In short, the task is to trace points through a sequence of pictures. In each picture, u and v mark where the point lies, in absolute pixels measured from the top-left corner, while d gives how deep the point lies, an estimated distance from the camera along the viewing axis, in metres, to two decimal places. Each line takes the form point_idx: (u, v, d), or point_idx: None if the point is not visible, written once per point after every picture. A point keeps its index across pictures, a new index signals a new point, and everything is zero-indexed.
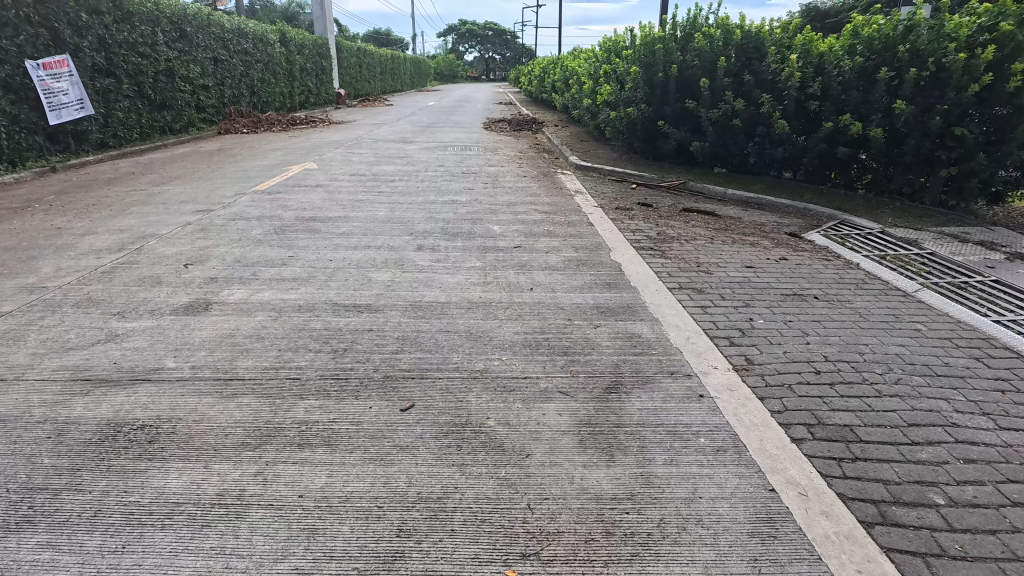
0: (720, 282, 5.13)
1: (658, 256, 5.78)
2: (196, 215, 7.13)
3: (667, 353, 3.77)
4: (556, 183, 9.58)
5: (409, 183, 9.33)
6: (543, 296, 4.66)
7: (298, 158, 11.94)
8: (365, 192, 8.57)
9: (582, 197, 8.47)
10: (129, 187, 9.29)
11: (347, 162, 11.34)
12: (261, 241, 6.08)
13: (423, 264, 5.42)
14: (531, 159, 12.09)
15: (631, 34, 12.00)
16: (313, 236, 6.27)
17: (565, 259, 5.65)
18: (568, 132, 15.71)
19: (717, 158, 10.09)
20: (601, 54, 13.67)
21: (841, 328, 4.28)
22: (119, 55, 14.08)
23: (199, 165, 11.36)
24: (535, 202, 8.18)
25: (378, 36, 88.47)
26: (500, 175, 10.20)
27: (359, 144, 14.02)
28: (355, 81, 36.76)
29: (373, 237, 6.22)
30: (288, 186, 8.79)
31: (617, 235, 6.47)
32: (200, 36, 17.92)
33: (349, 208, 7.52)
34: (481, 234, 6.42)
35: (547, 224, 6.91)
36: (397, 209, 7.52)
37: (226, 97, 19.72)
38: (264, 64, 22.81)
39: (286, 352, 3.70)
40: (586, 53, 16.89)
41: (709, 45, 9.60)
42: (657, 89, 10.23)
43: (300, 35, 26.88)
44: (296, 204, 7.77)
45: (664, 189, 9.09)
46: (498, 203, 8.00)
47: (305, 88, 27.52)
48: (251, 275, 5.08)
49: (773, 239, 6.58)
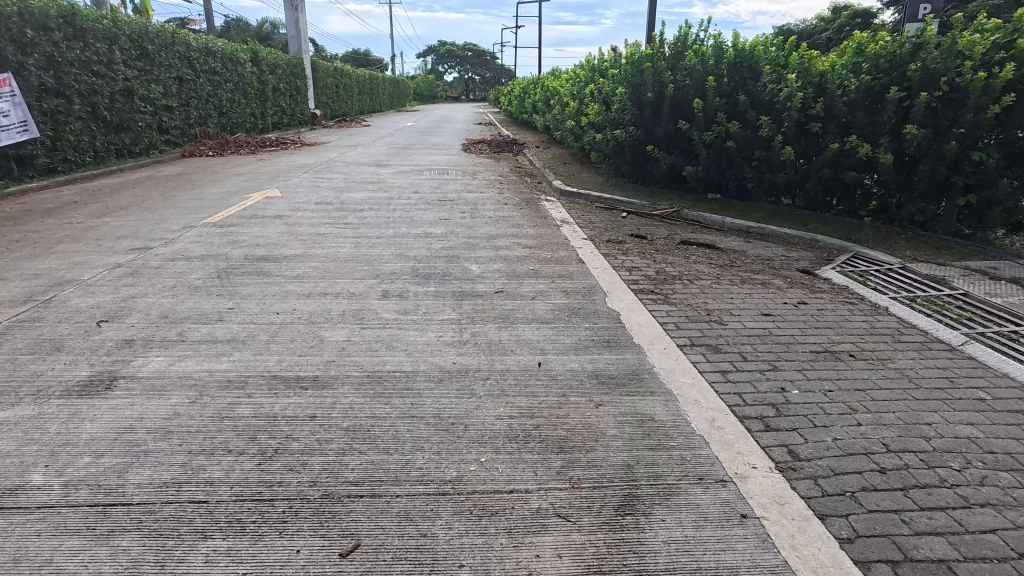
0: (737, 336, 4.37)
1: (661, 303, 5.02)
2: (130, 254, 6.23)
3: (690, 445, 2.98)
4: (540, 212, 8.84)
5: (379, 213, 8.50)
6: (531, 361, 3.86)
7: (260, 185, 11.03)
8: (329, 223, 7.73)
9: (569, 228, 7.73)
10: (65, 219, 8.32)
11: (314, 188, 10.48)
12: (200, 287, 5.22)
13: (388, 316, 4.60)
14: (513, 184, 11.34)
15: (616, 54, 11.44)
16: (263, 280, 5.42)
17: (554, 306, 4.87)
18: (551, 155, 15.06)
19: (711, 184, 9.47)
20: (585, 74, 13.08)
21: (893, 399, 3.53)
22: (70, 74, 13.13)
23: (150, 193, 10.40)
24: (518, 233, 7.40)
25: (356, 56, 88.17)
26: (479, 203, 9.42)
27: (329, 168, 13.19)
28: (331, 101, 35.95)
29: (332, 281, 5.38)
30: (243, 218, 7.91)
31: (612, 275, 5.71)
32: (163, 55, 17.02)
33: (308, 244, 6.68)
34: (458, 275, 5.62)
35: (532, 262, 6.14)
36: (363, 244, 6.69)
37: (192, 118, 18.78)
38: (234, 84, 21.90)
39: (197, 454, 2.84)
40: (568, 74, 16.38)
41: (701, 64, 9.02)
42: (646, 111, 9.60)
43: (273, 54, 26.05)
44: (248, 239, 6.89)
45: (658, 217, 8.38)
46: (477, 236, 7.20)
47: (278, 108, 26.63)
48: (178, 334, 4.21)
49: (785, 277, 5.88)
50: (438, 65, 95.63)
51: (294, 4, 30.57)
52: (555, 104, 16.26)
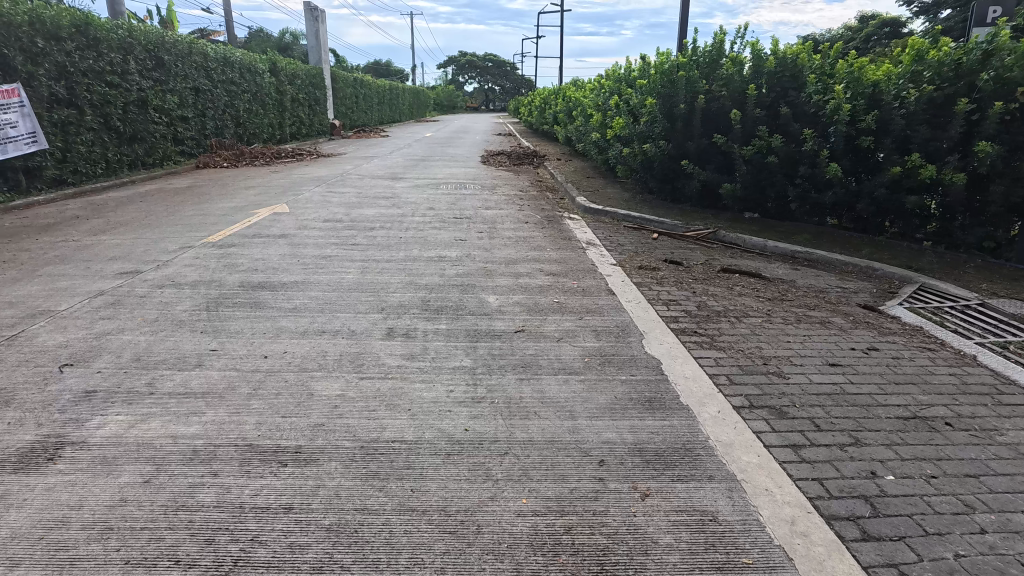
0: (804, 395, 3.67)
1: (706, 348, 4.32)
2: (117, 280, 5.70)
3: (770, 565, 2.29)
4: (564, 232, 8.20)
5: (389, 232, 7.91)
6: (559, 427, 3.20)
7: (269, 200, 10.53)
8: (336, 244, 7.16)
9: (596, 251, 7.07)
10: (60, 237, 7.85)
11: (324, 204, 9.95)
12: (184, 321, 4.65)
13: (391, 362, 3.96)
14: (533, 201, 10.71)
15: (643, 64, 10.80)
16: (255, 313, 4.84)
17: (584, 351, 4.20)
18: (573, 168, 14.43)
19: (749, 202, 8.75)
20: (610, 85, 12.42)
21: (1015, 491, 2.81)
22: (82, 84, 12.84)
23: (154, 208, 9.95)
24: (540, 257, 6.75)
25: (377, 67, 88.79)
26: (497, 221, 8.79)
27: (343, 181, 12.69)
28: (350, 111, 35.76)
29: (330, 316, 4.77)
30: (244, 238, 7.37)
31: (648, 312, 5.03)
32: (179, 65, 16.77)
33: (311, 269, 6.10)
34: (472, 310, 4.97)
35: (556, 293, 5.48)
36: (369, 270, 6.08)
37: (208, 129, 18.52)
38: (251, 95, 21.67)
39: (135, 567, 2.21)
40: (592, 85, 15.78)
41: (738, 74, 8.33)
42: (677, 123, 8.92)
43: (292, 64, 25.87)
44: (246, 263, 6.33)
45: (692, 239, 7.69)
46: (495, 260, 6.56)
47: (296, 119, 26.42)
48: (147, 384, 3.62)
49: (845, 315, 5.16)
50: (459, 76, 95.83)
51: (315, 15, 30.47)
52: (577, 116, 15.63)
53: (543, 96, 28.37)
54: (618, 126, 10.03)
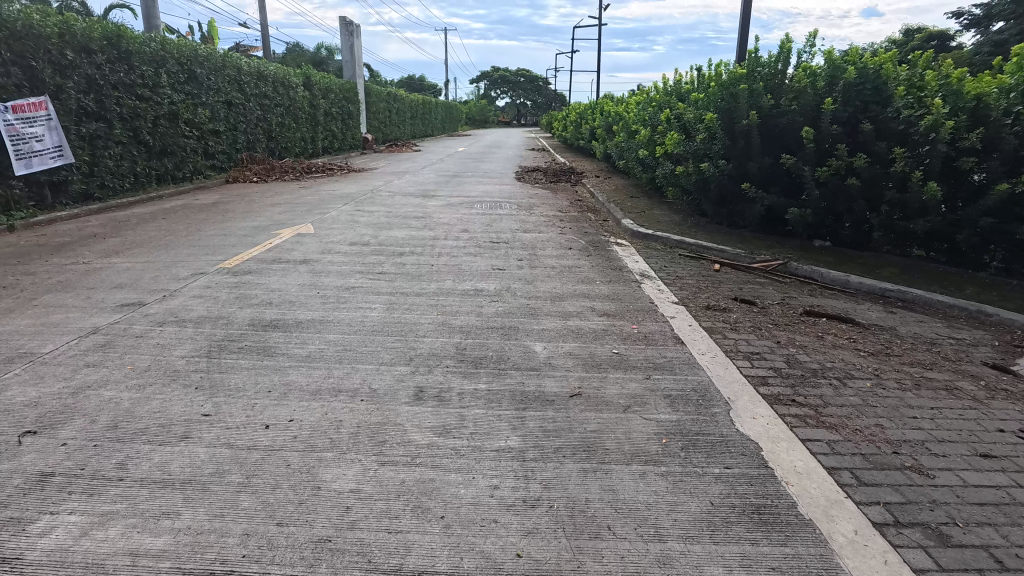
0: (963, 506, 2.76)
1: (813, 425, 3.43)
2: (116, 314, 5.08)
3: None
4: (613, 260, 7.36)
5: (420, 259, 7.19)
6: (645, 557, 2.36)
7: (294, 218, 9.95)
8: (361, 273, 6.46)
9: (652, 286, 6.21)
10: (70, 259, 7.35)
11: (352, 224, 9.31)
12: (179, 371, 3.96)
13: (420, 438, 3.18)
14: (575, 223, 9.90)
15: (697, 76, 9.95)
16: (263, 362, 4.13)
17: (659, 426, 3.35)
18: (614, 187, 13.59)
19: (820, 230, 7.79)
20: (658, 99, 11.56)
21: None
22: (112, 97, 12.61)
23: (175, 227, 9.46)
24: (589, 293, 5.93)
25: (411, 82, 89.77)
26: (537, 247, 8.00)
27: (372, 199, 12.09)
28: (383, 125, 35.58)
29: (349, 369, 4.02)
30: (262, 264, 6.74)
31: (728, 370, 4.16)
32: (212, 79, 16.57)
33: (331, 304, 5.40)
34: (517, 363, 4.16)
35: (614, 340, 4.65)
36: (396, 307, 5.34)
37: (239, 143, 18.26)
38: (284, 108, 21.46)
39: None
40: (635, 99, 14.97)
41: (811, 86, 7.41)
42: (738, 140, 8.01)
43: (326, 78, 25.71)
44: (259, 294, 5.67)
45: (760, 272, 6.78)
46: (539, 296, 5.75)
47: (329, 133, 26.24)
48: (117, 466, 2.91)
49: (972, 378, 4.20)
50: (491, 90, 95.99)
51: (350, 29, 30.40)
52: (619, 132, 14.81)
53: (579, 110, 27.63)
54: (670, 143, 9.16)
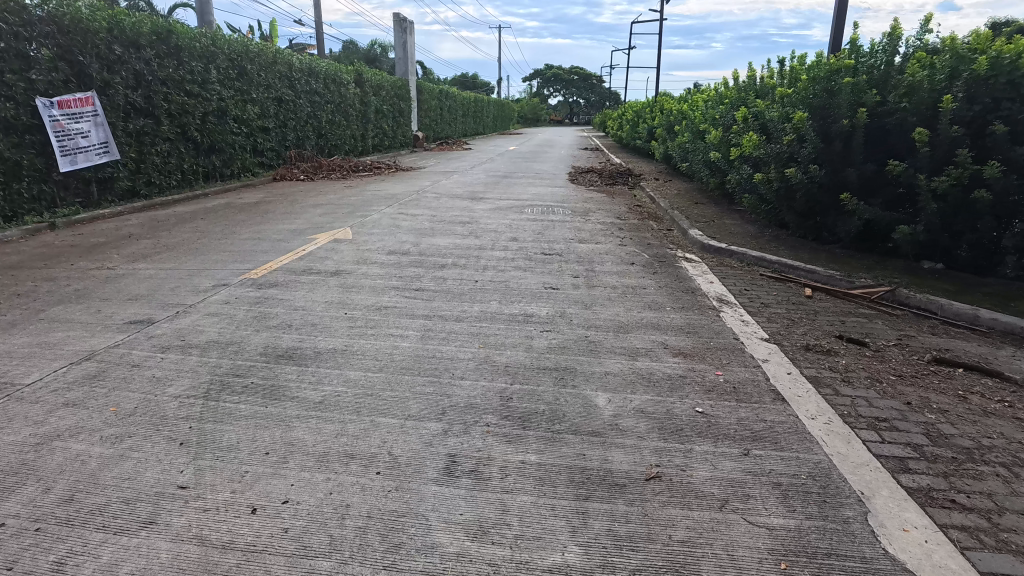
0: None
1: (993, 549, 2.45)
2: (119, 334, 4.51)
3: None
4: (682, 280, 6.40)
5: (463, 273, 6.43)
6: None
7: (334, 222, 9.38)
8: (396, 290, 5.74)
9: (734, 316, 5.24)
10: (96, 263, 6.94)
11: (393, 229, 8.65)
12: (167, 417, 3.29)
13: (449, 544, 2.37)
14: (635, 232, 8.94)
15: (781, 70, 8.82)
16: (267, 408, 3.43)
17: (774, 539, 2.45)
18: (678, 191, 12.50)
19: (932, 249, 6.60)
20: (732, 95, 10.42)
21: None
22: (160, 93, 12.48)
23: (211, 228, 9.04)
24: (659, 323, 5.01)
25: (464, 80, 89.83)
26: (595, 261, 7.11)
27: (416, 201, 11.45)
28: (434, 123, 35.22)
29: (367, 424, 3.27)
30: (289, 275, 6.13)
31: (852, 447, 3.20)
32: (263, 75, 16.39)
33: (358, 329, 4.69)
34: (575, 423, 3.31)
35: (695, 393, 3.73)
36: (432, 336, 4.58)
37: (288, 140, 18.06)
38: (335, 106, 21.22)
39: None
40: (703, 96, 13.82)
41: (928, 80, 6.23)
42: (834, 144, 6.89)
43: (378, 76, 25.42)
44: (280, 314, 5.02)
45: (865, 302, 5.69)
46: (599, 326, 4.87)
47: (379, 130, 25.97)
48: (54, 566, 2.24)
49: None
50: (544, 88, 94.91)
51: (403, 26, 30.15)
52: (684, 131, 13.69)
53: (636, 108, 26.38)
54: (748, 146, 8.10)
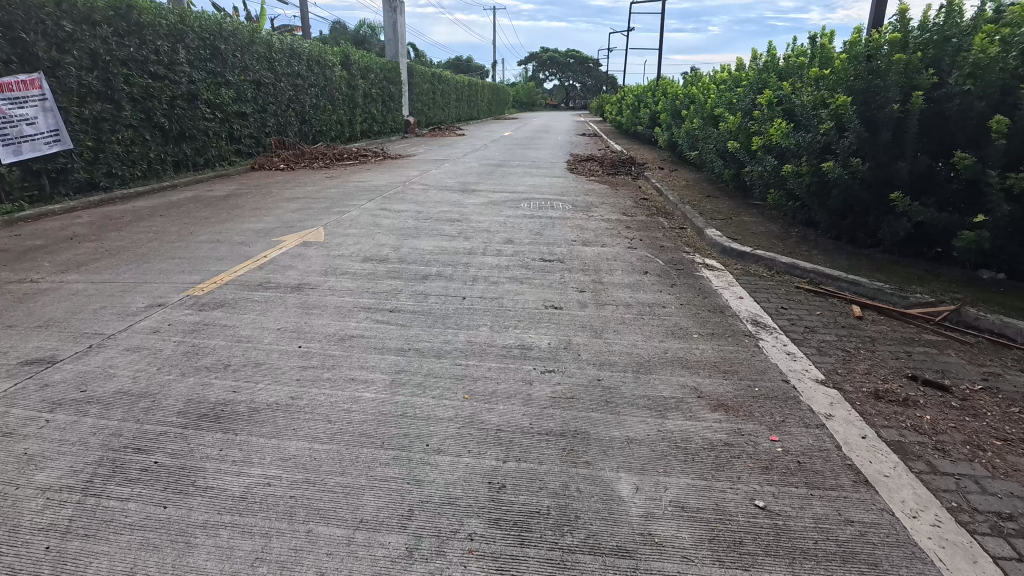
0: None
1: None
2: (4, 381, 3.55)
3: None
4: (706, 294, 5.45)
5: (448, 286, 5.46)
6: None
7: (307, 220, 8.37)
8: (367, 311, 4.77)
9: (777, 346, 4.30)
10: (20, 274, 5.94)
11: (371, 230, 7.64)
12: (18, 531, 2.35)
13: None
14: (645, 232, 7.97)
15: (811, 49, 7.81)
16: (166, 509, 2.48)
17: None
18: (688, 182, 11.50)
19: (995, 257, 5.66)
20: (751, 76, 9.39)
21: None
22: (120, 75, 11.38)
23: (167, 228, 8.02)
24: (687, 357, 4.06)
25: (458, 64, 88.03)
26: (602, 269, 6.15)
27: (401, 193, 10.43)
28: (426, 108, 33.89)
29: (301, 539, 2.33)
30: (241, 292, 5.15)
31: (983, 571, 2.27)
32: (238, 56, 15.23)
33: (311, 371, 3.74)
34: (592, 533, 2.38)
35: (747, 472, 2.81)
36: (404, 382, 3.60)
37: (268, 126, 16.93)
38: (319, 89, 20.01)
39: None
40: (714, 80, 12.78)
41: (1000, 58, 5.24)
42: (882, 133, 5.91)
43: (366, 58, 24.13)
44: (216, 348, 4.05)
45: (928, 325, 4.76)
46: (613, 364, 3.92)
47: (368, 115, 24.78)
48: None
49: None
50: (540, 71, 92.98)
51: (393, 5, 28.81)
52: (693, 117, 12.66)
53: (637, 92, 25.17)
54: (776, 135, 7.12)
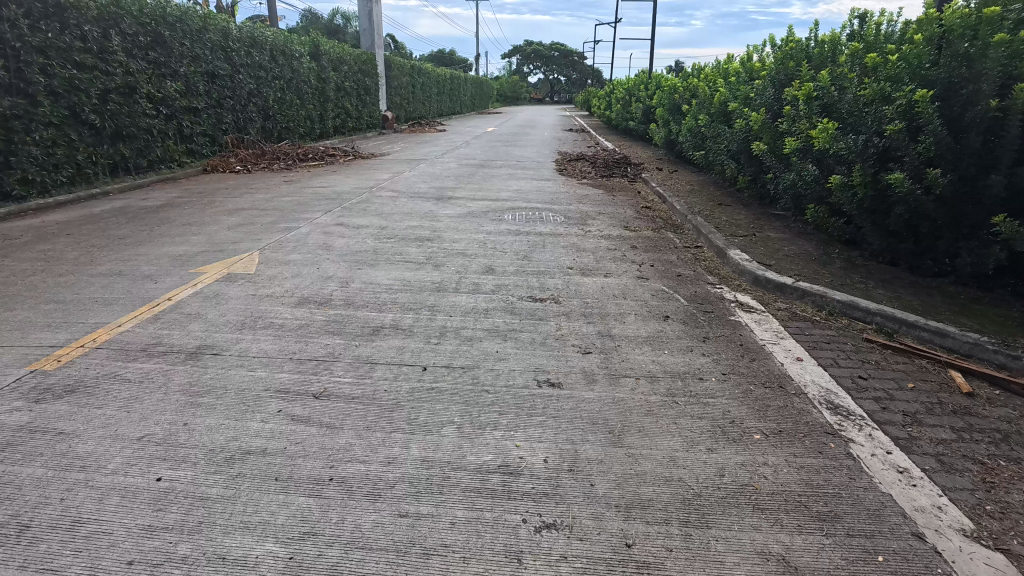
0: None
1: None
2: None
3: None
4: (752, 352, 4.08)
5: (405, 347, 4.02)
6: None
7: (243, 241, 6.86)
8: (282, 398, 3.32)
9: (880, 454, 2.96)
10: None
11: (319, 256, 6.16)
12: None
13: None
14: (654, 253, 6.58)
15: (856, 29, 6.45)
16: None
17: None
18: (694, 188, 10.16)
19: None
20: (774, 65, 8.00)
21: None
22: (35, 65, 9.73)
23: (67, 252, 6.48)
24: (754, 486, 2.67)
25: (440, 57, 86.14)
26: (609, 312, 4.75)
27: (365, 203, 8.92)
28: (406, 102, 32.19)
29: None
30: (110, 367, 3.66)
31: None
32: (186, 44, 13.56)
33: (162, 539, 2.28)
34: None
35: None
36: (307, 565, 2.17)
37: (224, 122, 15.27)
38: (284, 82, 18.32)
39: None
40: (720, 72, 11.44)
41: None
42: (972, 138, 4.60)
43: (337, 48, 22.44)
44: (26, 484, 2.59)
45: None
46: (645, 504, 2.52)
47: (341, 110, 23.12)
48: None
49: None
50: (524, 64, 91.24)
51: None
52: (697, 112, 11.31)
53: (628, 85, 23.73)
54: (820, 136, 5.77)
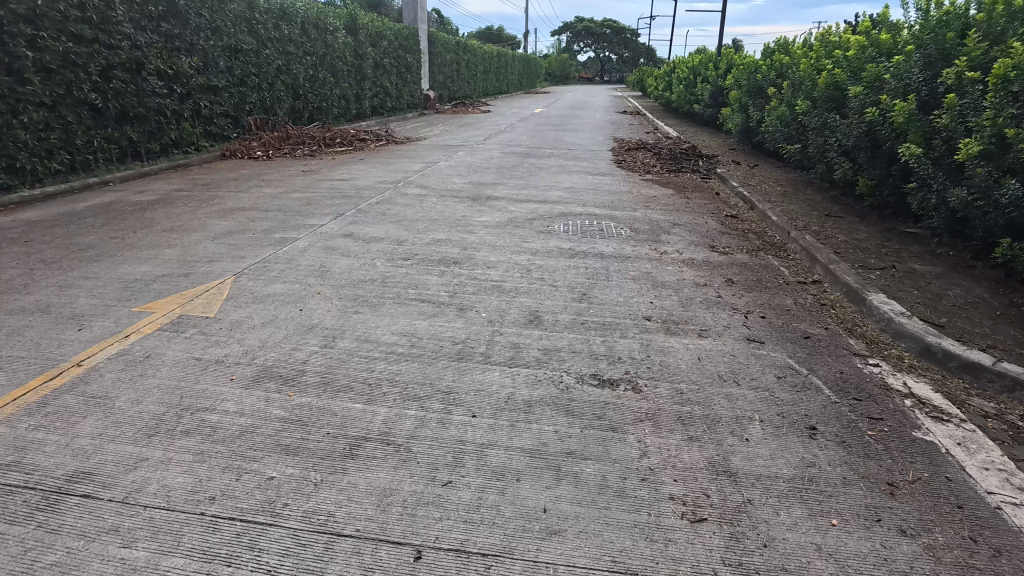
0: None
1: None
2: None
3: None
4: (990, 531, 2.35)
5: (395, 489, 2.46)
6: None
7: (223, 258, 5.40)
8: None
9: None
10: None
11: (309, 287, 4.66)
12: None
13: None
14: (760, 293, 4.81)
15: None
16: None
17: None
18: (788, 191, 8.26)
19: None
20: (918, 36, 6.03)
21: None
22: (23, 36, 8.51)
23: (4, 270, 5.15)
24: None
25: (487, 34, 84.16)
26: (721, 416, 3.06)
27: (385, 204, 7.39)
28: (449, 81, 30.52)
29: None
30: None
31: None
32: (205, 15, 12.26)
33: None
34: None
35: None
36: None
37: (248, 101, 13.99)
38: (317, 58, 16.93)
39: None
40: (822, 46, 9.40)
41: None
42: None
43: (376, 22, 20.92)
44: None
45: None
46: None
47: (380, 89, 21.69)
48: None
49: None
50: (574, 42, 88.18)
51: None
52: (792, 95, 9.33)
53: (691, 63, 21.44)
54: None
